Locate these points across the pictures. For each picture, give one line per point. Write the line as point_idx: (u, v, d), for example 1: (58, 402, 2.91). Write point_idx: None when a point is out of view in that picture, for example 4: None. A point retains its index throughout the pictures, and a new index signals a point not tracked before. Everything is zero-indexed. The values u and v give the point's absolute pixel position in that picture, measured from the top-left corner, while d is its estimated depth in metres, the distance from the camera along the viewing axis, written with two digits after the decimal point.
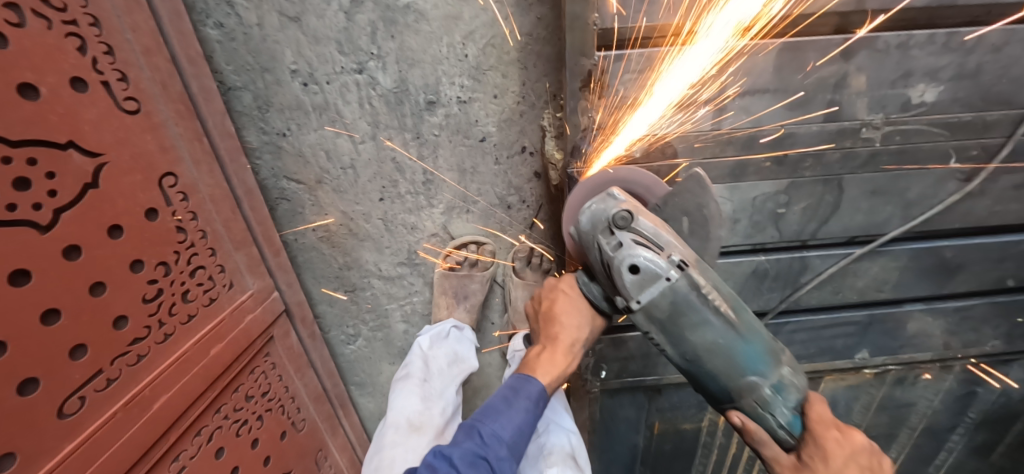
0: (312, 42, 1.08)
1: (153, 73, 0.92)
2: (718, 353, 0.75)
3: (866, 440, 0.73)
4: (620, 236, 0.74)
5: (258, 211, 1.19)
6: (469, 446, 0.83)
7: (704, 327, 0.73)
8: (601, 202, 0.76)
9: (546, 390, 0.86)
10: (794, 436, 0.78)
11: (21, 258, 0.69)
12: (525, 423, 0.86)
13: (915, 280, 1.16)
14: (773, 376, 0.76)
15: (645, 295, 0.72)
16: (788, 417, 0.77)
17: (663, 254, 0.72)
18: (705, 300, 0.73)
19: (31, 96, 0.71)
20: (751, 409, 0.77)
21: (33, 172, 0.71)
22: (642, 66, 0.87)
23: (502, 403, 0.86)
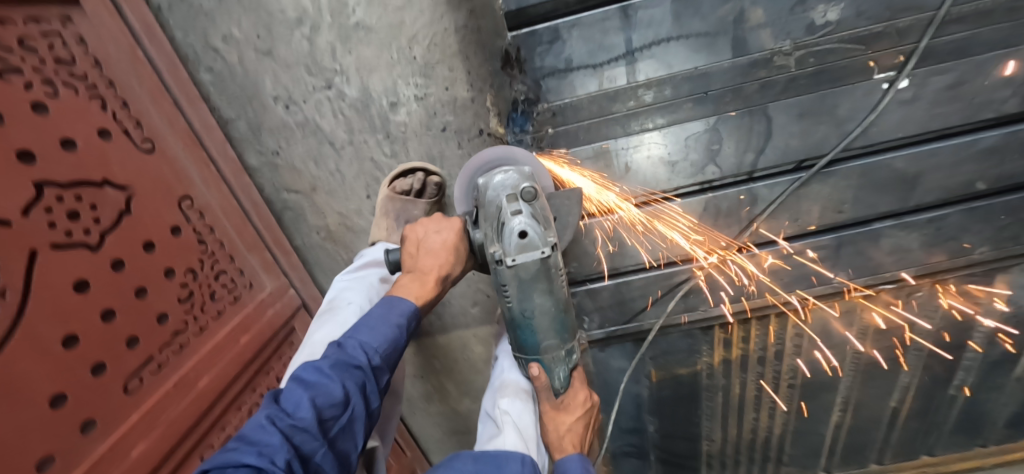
0: (285, 70, 1.26)
1: (161, 116, 1.14)
2: (548, 317, 0.92)
3: (586, 400, 1.01)
4: (520, 205, 0.87)
5: (265, 220, 1.40)
6: (340, 355, 0.83)
7: (546, 293, 0.89)
8: (516, 176, 0.90)
9: (415, 309, 0.95)
10: (560, 393, 1.00)
11: (82, 272, 0.91)
12: (396, 336, 0.91)
13: (873, 194, 1.17)
14: (569, 344, 0.97)
15: (520, 256, 0.85)
16: (562, 378, 1.00)
17: (544, 232, 0.87)
18: (554, 277, 0.89)
19: (72, 147, 0.93)
20: (547, 364, 0.98)
21: (81, 206, 0.93)
22: (550, 38, 1.00)
23: (373, 320, 0.91)
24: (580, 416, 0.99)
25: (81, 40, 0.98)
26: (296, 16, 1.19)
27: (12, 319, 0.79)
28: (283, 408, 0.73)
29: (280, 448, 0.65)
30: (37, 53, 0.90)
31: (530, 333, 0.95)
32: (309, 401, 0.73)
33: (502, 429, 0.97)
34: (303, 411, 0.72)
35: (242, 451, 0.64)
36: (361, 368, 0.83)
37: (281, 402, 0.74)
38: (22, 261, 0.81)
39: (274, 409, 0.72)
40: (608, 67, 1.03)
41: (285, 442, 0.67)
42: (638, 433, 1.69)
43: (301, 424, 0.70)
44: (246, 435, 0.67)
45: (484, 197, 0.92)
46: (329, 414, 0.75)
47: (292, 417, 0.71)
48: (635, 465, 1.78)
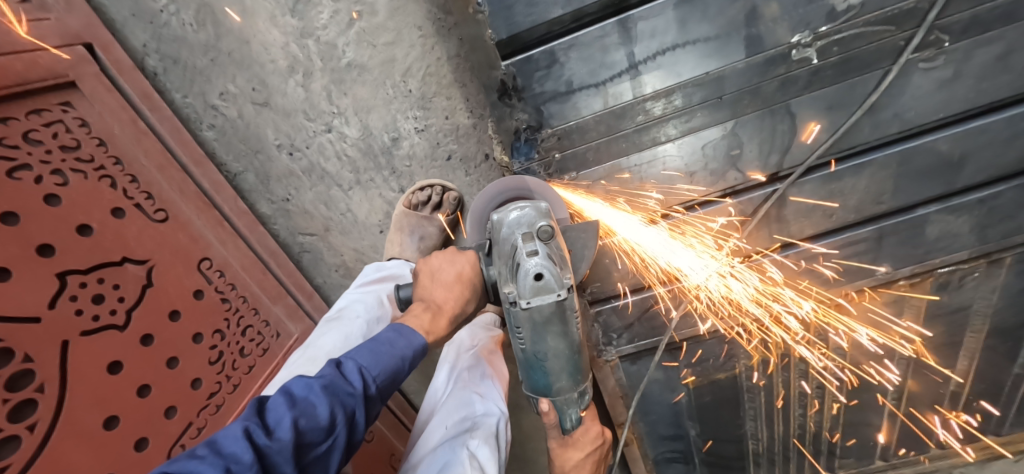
0: (285, 118, 1.25)
1: (170, 184, 1.12)
2: (562, 358, 0.81)
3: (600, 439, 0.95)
4: (535, 244, 0.76)
5: (286, 267, 1.31)
6: (337, 378, 0.63)
7: (562, 338, 0.79)
8: (533, 208, 0.78)
9: (424, 345, 0.78)
10: (568, 429, 0.91)
11: (112, 353, 0.93)
12: (399, 368, 0.72)
13: (915, 181, 1.08)
14: (583, 386, 0.86)
15: (536, 300, 0.75)
16: (575, 420, 0.90)
17: (563, 273, 0.76)
18: (571, 319, 0.78)
19: (89, 232, 0.95)
20: (559, 406, 0.87)
21: (104, 288, 0.94)
22: (548, 63, 0.96)
23: (382, 342, 0.72)
24: (590, 452, 0.94)
25: (84, 122, 0.99)
26: (287, 64, 1.18)
27: (52, 410, 0.82)
28: (262, 421, 0.54)
29: (250, 468, 0.47)
30: (43, 145, 0.92)
31: (542, 375, 0.84)
32: (291, 420, 0.54)
33: (468, 470, 0.93)
34: (283, 431, 0.52)
35: (206, 463, 0.46)
36: (359, 395, 0.63)
37: (260, 412, 0.55)
38: (53, 353, 0.84)
39: (252, 419, 0.52)
40: (612, 84, 0.97)
41: (257, 464, 0.48)
42: (679, 439, 1.65)
43: (277, 446, 0.51)
44: (217, 446, 0.49)
45: (495, 231, 0.80)
46: (308, 441, 0.55)
47: (269, 435, 0.52)
48: (680, 469, 1.74)
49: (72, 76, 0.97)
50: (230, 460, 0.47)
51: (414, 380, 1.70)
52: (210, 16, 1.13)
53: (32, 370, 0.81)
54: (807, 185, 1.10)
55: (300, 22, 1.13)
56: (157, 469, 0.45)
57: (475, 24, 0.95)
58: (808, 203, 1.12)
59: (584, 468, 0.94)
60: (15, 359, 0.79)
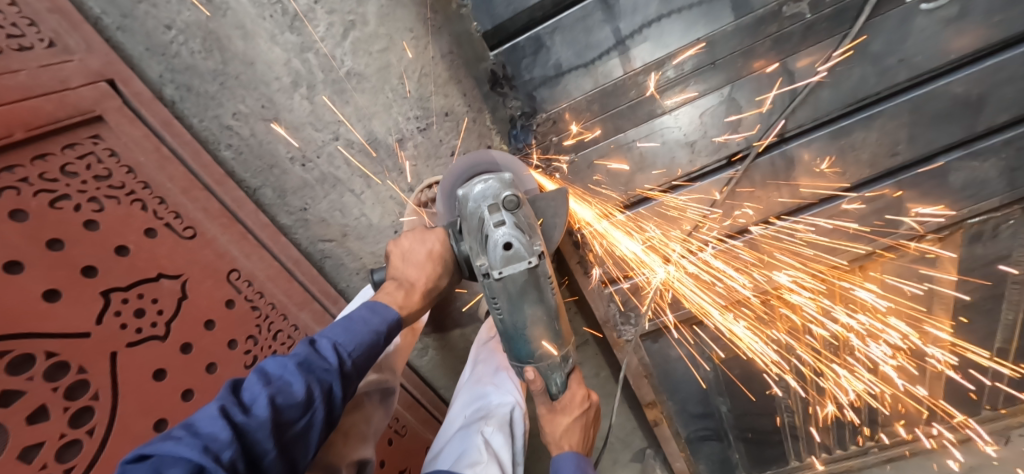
0: (294, 131, 1.30)
1: (195, 203, 1.18)
2: (540, 323, 0.92)
3: (583, 404, 1.04)
4: (502, 215, 0.85)
5: (309, 273, 1.37)
6: (311, 356, 0.73)
7: (536, 304, 0.90)
8: (497, 182, 0.88)
9: (397, 318, 0.89)
10: (555, 395, 1.00)
11: (156, 361, 1.00)
12: (373, 343, 0.83)
13: (931, 129, 1.04)
14: (562, 351, 0.97)
15: (507, 268, 0.84)
16: (560, 383, 1.01)
17: (530, 241, 0.86)
18: (543, 286, 0.89)
19: (126, 252, 1.03)
20: (543, 371, 0.98)
21: (144, 302, 1.02)
22: (534, 49, 1.02)
23: (354, 322, 0.82)
24: (577, 416, 1.03)
25: (113, 153, 1.07)
26: (291, 80, 1.23)
27: (107, 417, 0.89)
28: (240, 400, 0.64)
29: (227, 444, 0.57)
30: (78, 176, 1.00)
31: (522, 343, 0.94)
32: (265, 398, 0.63)
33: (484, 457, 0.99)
34: (259, 408, 0.62)
35: (185, 443, 0.55)
36: (334, 370, 0.73)
37: (237, 393, 0.65)
38: (104, 364, 0.92)
39: (229, 400, 0.62)
40: (600, 62, 1.01)
41: (234, 439, 0.58)
42: (710, 416, 1.63)
43: (255, 423, 0.61)
44: (194, 427, 0.59)
45: (464, 208, 0.89)
46: (287, 416, 0.65)
47: (247, 413, 0.62)
48: (715, 447, 1.71)
49: (97, 110, 1.05)
50: (209, 439, 0.56)
51: (442, 375, 1.74)
52: (215, 43, 1.18)
53: (87, 380, 0.88)
54: (815, 144, 1.07)
55: (299, 38, 1.18)
56: (140, 449, 0.56)
57: (462, 22, 1.02)
58: (817, 163, 1.10)
59: (573, 434, 1.02)
60: (71, 371, 0.87)
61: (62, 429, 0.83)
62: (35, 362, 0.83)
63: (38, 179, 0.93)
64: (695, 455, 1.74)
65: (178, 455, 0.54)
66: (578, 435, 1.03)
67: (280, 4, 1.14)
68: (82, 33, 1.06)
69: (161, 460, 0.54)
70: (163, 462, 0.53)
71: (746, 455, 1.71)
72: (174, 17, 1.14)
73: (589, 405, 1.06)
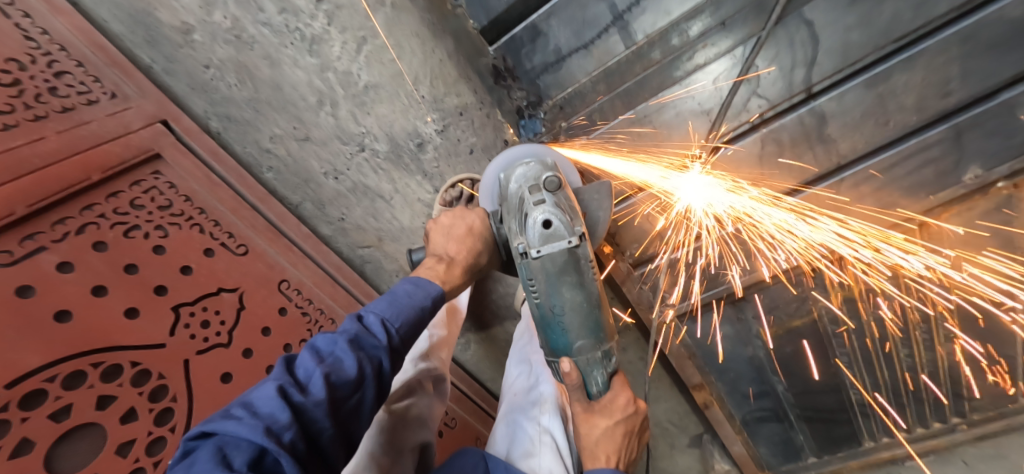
0: (324, 147, 1.38)
1: (245, 222, 1.30)
2: (579, 308, 0.90)
3: (626, 408, 0.90)
4: (544, 195, 0.90)
5: (351, 278, 1.47)
6: (361, 333, 0.70)
7: (574, 289, 0.90)
8: (538, 167, 0.93)
9: (441, 293, 0.86)
10: (595, 394, 0.92)
11: (223, 366, 1.11)
12: (419, 317, 0.79)
13: (989, 61, 0.91)
14: (604, 344, 0.92)
15: (545, 247, 0.88)
16: (602, 382, 0.92)
17: (571, 220, 0.89)
18: (582, 268, 0.90)
19: (189, 272, 1.15)
20: (582, 367, 0.92)
21: (208, 314, 1.14)
22: (531, 37, 1.07)
23: (399, 296, 0.79)
24: (619, 420, 0.89)
25: (172, 185, 1.20)
26: (316, 99, 1.33)
27: (184, 416, 1.01)
28: (295, 378, 0.61)
29: (287, 425, 0.55)
30: (145, 207, 1.13)
31: (559, 331, 0.92)
32: (320, 376, 0.61)
33: (539, 448, 0.96)
34: (315, 387, 0.60)
35: (245, 423, 0.53)
36: (382, 347, 0.70)
37: (290, 371, 0.62)
38: (179, 370, 1.04)
39: (285, 379, 0.60)
40: (600, 40, 1.04)
41: (294, 421, 0.56)
42: (765, 396, 1.57)
43: (312, 402, 0.59)
44: (254, 407, 0.56)
45: (506, 190, 0.94)
46: (340, 393, 0.63)
47: (303, 392, 0.60)
48: (775, 428, 1.64)
49: (155, 148, 1.19)
50: (268, 419, 0.54)
51: (487, 367, 1.77)
52: (248, 75, 1.30)
53: (166, 385, 1.01)
54: (848, 95, 0.99)
55: (318, 59, 1.28)
56: (202, 427, 0.54)
57: (458, 20, 1.28)
58: (853, 115, 1.01)
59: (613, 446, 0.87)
60: (153, 377, 0.99)
61: (149, 427, 0.95)
62: (122, 372, 0.96)
63: (112, 214, 1.07)
64: (753, 438, 1.68)
65: (240, 437, 0.52)
66: (618, 442, 0.87)
67: (298, 30, 1.25)
68: (137, 82, 1.20)
69: (223, 441, 0.52)
70: (226, 443, 0.52)
71: (811, 437, 1.61)
72: (211, 56, 1.27)
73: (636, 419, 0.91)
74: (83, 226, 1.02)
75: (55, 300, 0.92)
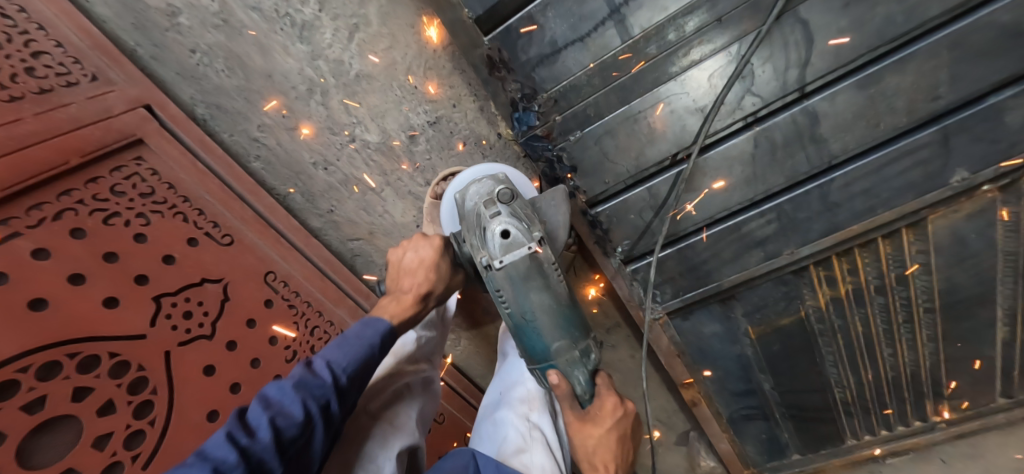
0: (313, 137, 1.37)
1: (234, 212, 1.28)
2: (550, 313, 0.91)
3: (622, 411, 0.91)
4: (500, 207, 0.90)
5: (341, 272, 1.46)
6: (307, 376, 0.67)
7: (545, 291, 0.90)
8: (493, 182, 0.94)
9: (392, 328, 0.80)
10: (585, 396, 0.94)
11: (205, 359, 1.09)
12: (372, 354, 0.75)
13: (980, 64, 0.92)
14: (582, 342, 0.93)
15: (507, 258, 0.87)
16: (585, 380, 0.94)
17: (527, 228, 0.89)
18: (546, 272, 0.90)
19: (172, 261, 1.12)
20: (563, 369, 0.93)
21: (191, 305, 1.11)
22: (526, 28, 1.05)
23: (349, 335, 0.74)
24: (610, 428, 0.89)
25: (155, 172, 1.17)
26: (307, 88, 1.30)
27: (164, 409, 0.98)
28: (245, 423, 0.60)
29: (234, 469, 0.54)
30: (126, 194, 1.10)
31: (536, 337, 0.93)
32: (267, 421, 0.59)
33: (529, 443, 0.93)
34: (262, 432, 0.59)
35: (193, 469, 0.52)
36: (330, 387, 0.67)
37: (240, 418, 0.61)
38: (160, 362, 1.01)
39: (233, 425, 0.59)
40: (597, 33, 1.03)
41: (240, 465, 0.54)
42: (753, 394, 1.56)
43: (260, 446, 0.58)
44: (205, 453, 0.55)
45: (464, 211, 0.94)
46: (289, 438, 0.61)
47: (252, 436, 0.59)
48: (760, 427, 1.64)
49: (138, 134, 1.15)
50: (217, 463, 0.54)
51: (477, 364, 1.76)
52: (237, 62, 1.27)
53: (146, 377, 0.98)
54: (840, 96, 1.00)
55: (309, 46, 1.25)
56: None
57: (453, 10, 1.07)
58: (845, 116, 1.02)
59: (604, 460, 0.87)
60: (132, 368, 0.97)
61: (127, 420, 0.92)
62: (99, 363, 0.93)
63: (91, 199, 1.03)
64: (740, 436, 1.68)
65: None
66: (615, 444, 0.88)
67: (288, 16, 1.22)
68: (123, 67, 1.17)
69: None
70: None
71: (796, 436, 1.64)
72: (199, 41, 1.24)
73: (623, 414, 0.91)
74: (60, 211, 0.98)
75: (29, 288, 0.89)
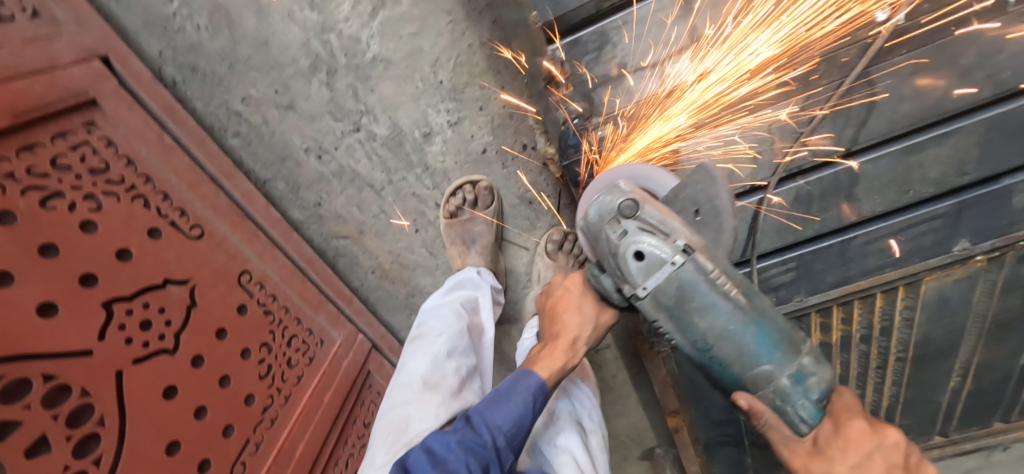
0: (309, 121, 1.20)
1: (202, 200, 1.10)
2: (723, 336, 0.68)
3: (898, 437, 0.61)
4: (626, 224, 0.73)
5: (322, 273, 1.36)
6: (467, 431, 0.72)
7: (714, 313, 0.68)
8: (607, 193, 0.76)
9: (541, 386, 0.80)
10: (811, 426, 0.66)
11: (167, 378, 0.93)
12: (523, 416, 0.76)
13: (1008, 146, 0.96)
14: (792, 366, 0.65)
15: (652, 282, 0.71)
16: (810, 410, 0.65)
17: (669, 239, 0.70)
18: (708, 290, 0.68)
19: (128, 257, 0.92)
20: (775, 399, 0.66)
21: (150, 313, 0.93)
22: (598, 44, 1.00)
23: (501, 396, 0.78)
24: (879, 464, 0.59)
25: (109, 142, 0.95)
26: (309, 64, 1.13)
27: (113, 444, 0.81)
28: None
29: None
30: (71, 170, 0.87)
31: (721, 363, 0.70)
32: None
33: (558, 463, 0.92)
34: None
35: None
36: (489, 445, 0.72)
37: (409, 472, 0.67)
38: (110, 383, 0.83)
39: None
40: (670, 63, 0.97)
41: None
42: (730, 423, 1.61)
43: None
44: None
45: (587, 234, 0.80)
46: None
47: None
48: (731, 452, 1.70)
49: (92, 93, 0.93)
50: None
51: None
52: (224, 20, 1.09)
53: (91, 404, 0.80)
54: (883, 160, 0.99)
55: (320, 16, 1.07)
56: None
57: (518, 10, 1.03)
58: (883, 179, 1.01)
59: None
60: (74, 394, 0.78)
61: (67, 459, 0.75)
62: (32, 388, 0.73)
63: (26, 174, 0.80)
64: (710, 460, 1.73)
65: None
66: None
67: None
68: (74, 5, 0.95)
69: None
70: None
71: (760, 463, 1.72)
72: None
73: (908, 453, 0.61)
74: None
75: None
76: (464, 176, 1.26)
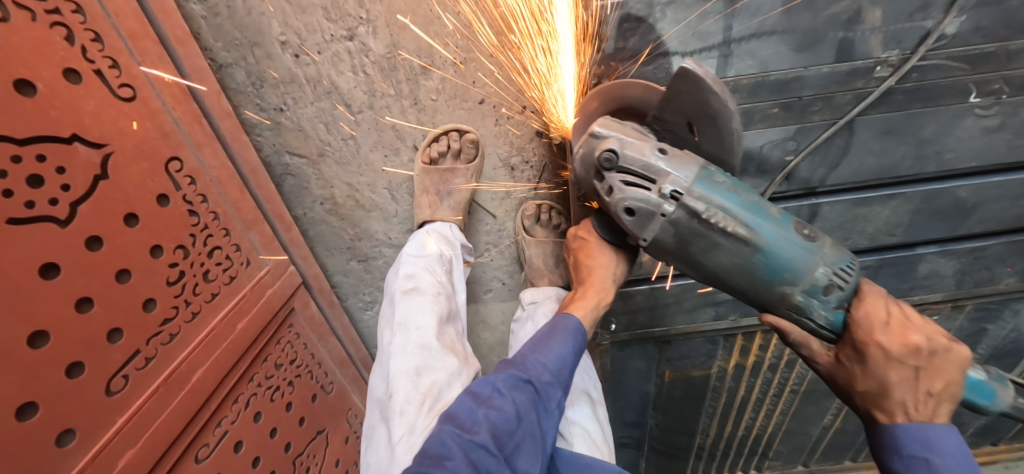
0: (297, 11, 1.06)
1: (143, 58, 0.90)
2: (736, 271, 0.74)
3: (920, 340, 0.68)
4: (611, 179, 0.76)
5: (266, 188, 1.19)
6: (512, 370, 0.82)
7: (723, 252, 0.74)
8: (590, 146, 0.78)
9: (580, 325, 0.88)
10: (837, 331, 0.76)
11: (49, 253, 0.75)
12: (563, 353, 0.85)
13: (928, 220, 1.12)
14: (806, 282, 0.72)
15: (650, 233, 0.76)
16: (829, 317, 0.75)
17: (654, 188, 0.73)
18: (711, 233, 0.72)
19: (29, 91, 0.73)
20: (795, 313, 0.76)
21: (46, 169, 0.74)
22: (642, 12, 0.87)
23: (541, 340, 0.86)
24: (915, 370, 0.70)
25: None
26: None
27: None
28: (463, 420, 0.76)
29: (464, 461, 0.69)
30: None
31: (742, 293, 0.78)
32: (484, 419, 0.74)
33: (573, 440, 1.00)
34: (481, 430, 0.73)
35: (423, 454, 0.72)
36: (534, 381, 0.81)
37: (462, 414, 0.77)
38: None
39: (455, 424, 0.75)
40: (699, 56, 0.91)
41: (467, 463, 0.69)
42: (639, 427, 1.70)
43: (481, 438, 0.72)
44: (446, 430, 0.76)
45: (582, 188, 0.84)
46: (502, 428, 0.74)
47: (474, 432, 0.73)
48: (630, 455, 1.79)
49: None
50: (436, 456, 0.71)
51: None
52: None
53: None
54: (839, 205, 1.08)
55: None
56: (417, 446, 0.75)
57: None
58: (833, 222, 1.11)
59: (925, 405, 0.70)
60: None
61: None
62: None
63: None
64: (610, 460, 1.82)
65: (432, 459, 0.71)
66: (920, 395, 0.70)
67: None
68: None
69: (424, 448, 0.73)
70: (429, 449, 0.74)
71: (651, 466, 1.85)
72: None
73: (930, 353, 0.69)
74: None
75: None
76: (452, 123, 1.19)
